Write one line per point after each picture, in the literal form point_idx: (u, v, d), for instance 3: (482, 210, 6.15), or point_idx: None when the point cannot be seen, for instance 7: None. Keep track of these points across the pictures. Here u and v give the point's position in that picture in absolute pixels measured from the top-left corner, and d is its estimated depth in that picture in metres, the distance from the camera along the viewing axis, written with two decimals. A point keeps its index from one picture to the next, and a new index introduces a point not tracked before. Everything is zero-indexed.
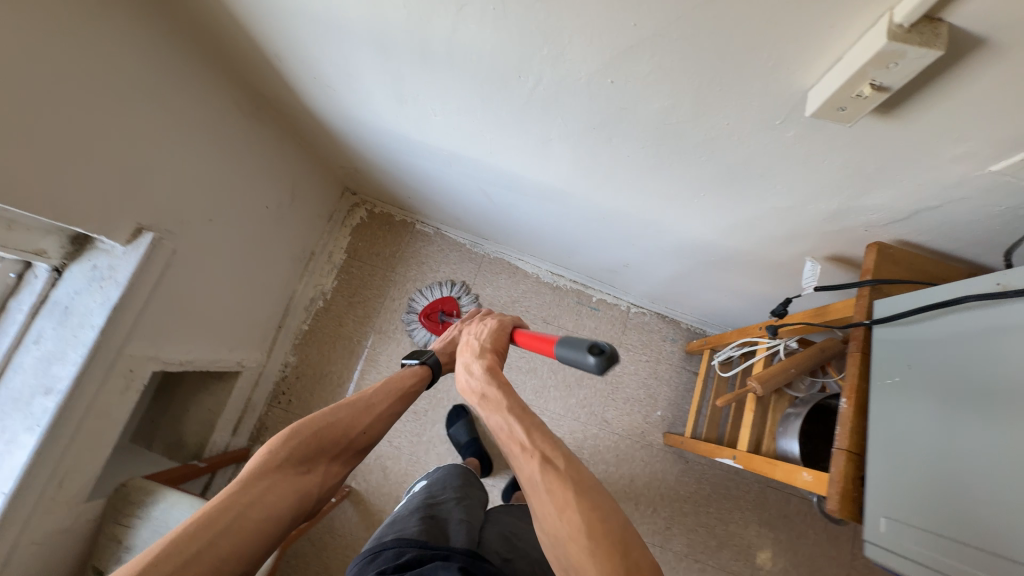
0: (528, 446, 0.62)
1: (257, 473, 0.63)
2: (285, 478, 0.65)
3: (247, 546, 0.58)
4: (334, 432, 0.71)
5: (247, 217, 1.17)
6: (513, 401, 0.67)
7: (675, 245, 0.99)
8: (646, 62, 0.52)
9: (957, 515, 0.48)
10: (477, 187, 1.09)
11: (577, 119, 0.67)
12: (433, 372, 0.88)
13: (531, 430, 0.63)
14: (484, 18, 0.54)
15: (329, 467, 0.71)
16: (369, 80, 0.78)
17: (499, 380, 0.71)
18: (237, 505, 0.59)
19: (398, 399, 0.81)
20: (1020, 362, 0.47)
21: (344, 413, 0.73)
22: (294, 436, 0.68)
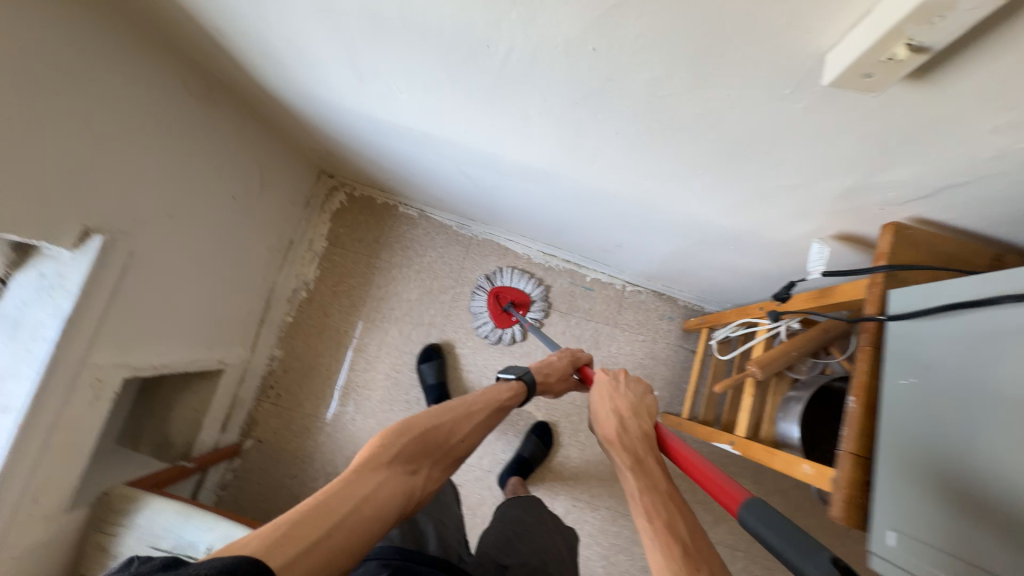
0: (692, 547, 0.55)
1: (368, 466, 0.66)
2: (394, 476, 0.67)
3: (357, 542, 0.59)
4: (439, 435, 0.74)
5: (214, 210, 1.09)
6: (670, 487, 0.64)
7: (671, 225, 0.92)
8: (631, 25, 0.44)
9: (970, 535, 0.45)
10: (457, 169, 1.01)
11: (556, 94, 0.59)
12: (528, 389, 0.91)
13: (695, 533, 0.57)
14: None
15: (431, 472, 0.72)
16: (323, 54, 0.69)
17: (658, 462, 0.70)
18: (352, 499, 0.61)
19: (493, 412, 0.84)
20: None
21: (447, 419, 0.76)
22: (401, 435, 0.70)
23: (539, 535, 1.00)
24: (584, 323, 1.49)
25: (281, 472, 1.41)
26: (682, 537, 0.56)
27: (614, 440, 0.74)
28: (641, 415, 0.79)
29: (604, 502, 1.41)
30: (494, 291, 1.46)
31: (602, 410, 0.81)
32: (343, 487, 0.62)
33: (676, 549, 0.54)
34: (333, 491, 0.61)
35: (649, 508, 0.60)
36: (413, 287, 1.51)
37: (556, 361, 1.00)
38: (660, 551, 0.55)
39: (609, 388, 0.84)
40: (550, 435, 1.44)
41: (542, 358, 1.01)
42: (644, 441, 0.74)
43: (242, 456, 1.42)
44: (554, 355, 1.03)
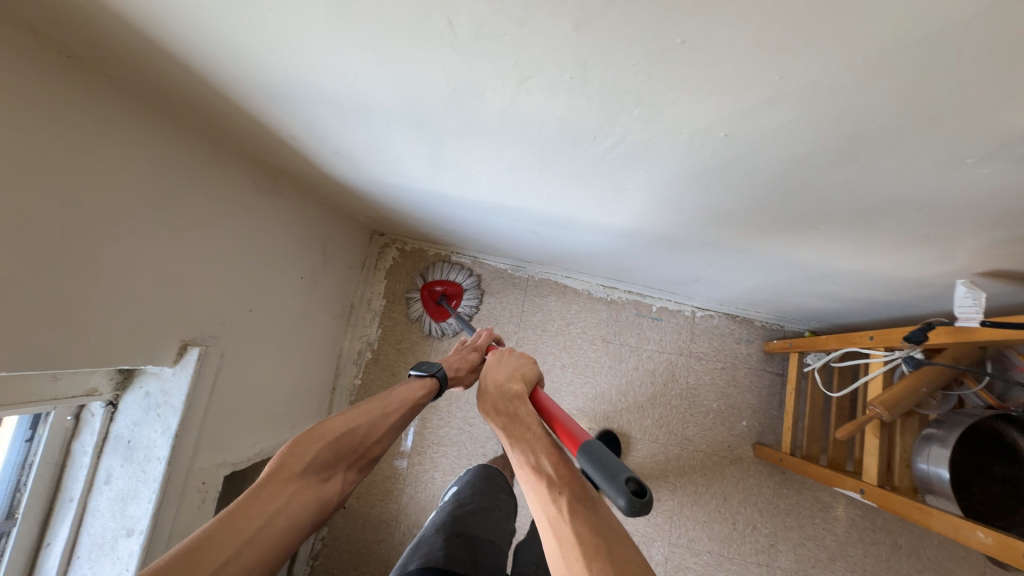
0: (558, 480, 0.53)
1: (277, 478, 0.60)
2: (306, 485, 0.63)
3: (271, 555, 0.56)
4: (353, 437, 0.69)
5: (286, 294, 1.10)
6: (536, 432, 0.62)
7: (768, 265, 0.85)
8: (783, 114, 0.39)
9: None
10: (526, 227, 0.99)
11: (664, 171, 0.55)
12: (443, 384, 0.84)
13: (561, 464, 0.56)
14: (556, 88, 0.42)
15: (345, 474, 0.69)
16: (402, 151, 0.67)
17: (528, 408, 0.68)
18: (263, 513, 0.56)
19: (412, 409, 0.79)
20: None
21: (363, 420, 0.71)
22: (314, 441, 0.65)
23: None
24: (656, 355, 1.42)
25: (369, 538, 1.40)
26: (548, 472, 0.55)
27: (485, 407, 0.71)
28: (516, 373, 0.76)
29: (704, 546, 1.31)
30: (426, 286, 1.48)
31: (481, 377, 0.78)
32: (249, 501, 0.57)
33: (542, 486, 0.53)
34: (240, 506, 0.55)
35: (522, 457, 0.59)
36: None
37: (466, 353, 0.96)
38: (535, 493, 0.53)
39: (493, 360, 0.82)
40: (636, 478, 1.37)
41: (450, 354, 0.97)
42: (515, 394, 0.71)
43: (329, 523, 1.42)
44: (462, 349, 0.98)
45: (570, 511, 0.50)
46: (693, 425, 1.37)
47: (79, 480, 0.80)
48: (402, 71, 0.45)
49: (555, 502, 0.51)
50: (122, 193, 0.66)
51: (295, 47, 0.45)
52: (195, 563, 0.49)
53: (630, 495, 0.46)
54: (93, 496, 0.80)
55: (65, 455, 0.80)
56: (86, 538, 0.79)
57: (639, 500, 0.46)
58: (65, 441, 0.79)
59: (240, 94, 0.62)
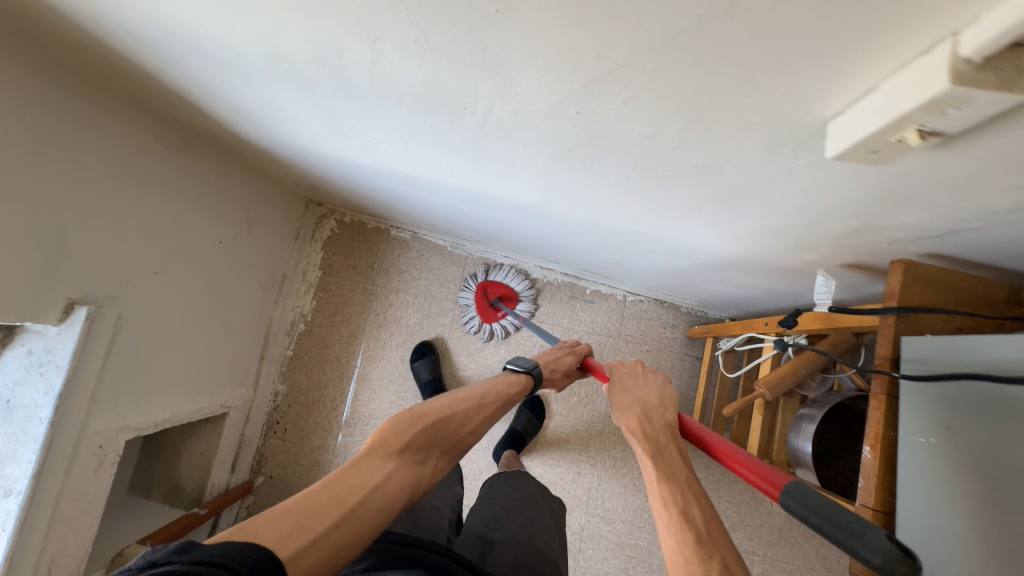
0: (705, 538, 0.53)
1: (379, 452, 0.64)
2: (404, 465, 0.66)
3: (369, 533, 0.57)
4: (449, 426, 0.74)
5: (201, 258, 1.07)
6: (690, 474, 0.61)
7: (670, 250, 0.89)
8: (616, 94, 0.41)
9: None
10: (447, 202, 0.99)
11: (542, 148, 0.56)
12: (534, 382, 0.93)
13: (710, 521, 0.55)
14: (407, 52, 0.42)
15: (438, 462, 0.72)
16: (295, 113, 0.65)
17: (677, 446, 0.67)
18: (366, 487, 0.59)
19: (500, 408, 0.84)
20: None
21: (461, 411, 0.77)
22: (412, 424, 0.69)
23: (528, 509, 1.03)
24: (587, 336, 1.47)
25: None
26: (698, 523, 0.54)
27: (634, 427, 0.70)
28: (665, 400, 0.76)
29: (618, 515, 1.39)
30: (481, 285, 1.46)
31: (621, 394, 0.78)
32: (352, 471, 0.60)
33: (690, 538, 0.53)
34: (345, 476, 0.59)
35: (668, 492, 0.59)
36: (412, 311, 1.49)
37: (562, 357, 1.02)
38: (678, 540, 0.53)
39: (631, 378, 0.82)
40: (560, 453, 1.42)
41: (547, 353, 1.02)
42: (666, 423, 0.71)
43: (254, 492, 1.42)
44: (558, 351, 1.05)
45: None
46: None
47: None
48: (255, 23, 0.44)
49: (706, 558, 0.51)
50: None
51: None
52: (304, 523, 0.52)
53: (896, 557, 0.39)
54: None
55: None
56: None
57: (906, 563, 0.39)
58: None
59: (110, 39, 0.58)
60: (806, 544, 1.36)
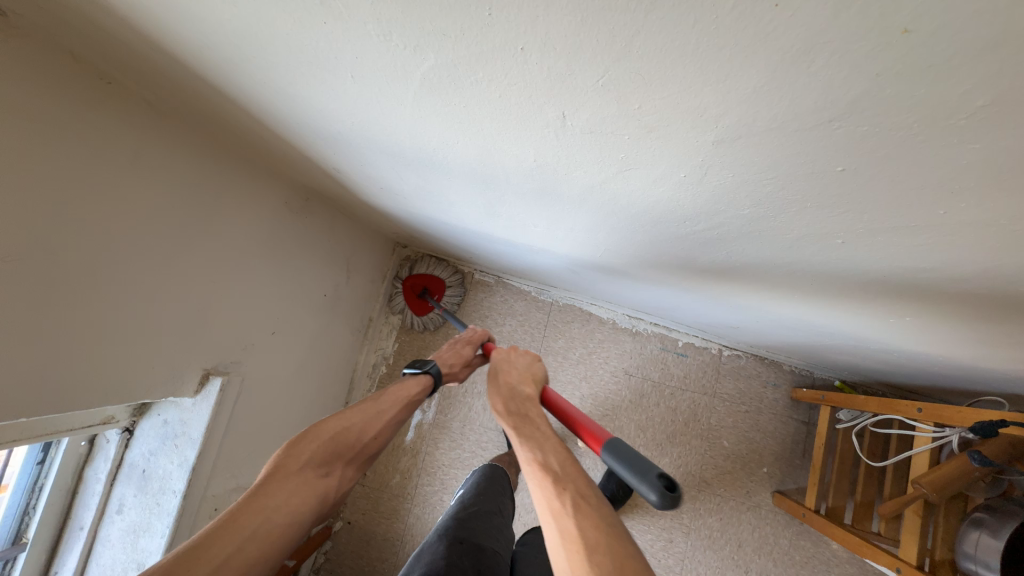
0: (561, 474, 0.53)
1: (276, 475, 0.60)
2: (308, 481, 0.62)
3: (275, 549, 0.55)
4: (349, 434, 0.69)
5: (307, 312, 1.06)
6: (545, 426, 0.62)
7: (823, 330, 0.81)
8: (930, 236, 0.34)
9: None
10: (564, 265, 0.94)
11: (755, 252, 0.50)
12: (437, 380, 0.86)
13: (567, 460, 0.55)
14: (661, 181, 0.38)
15: (345, 471, 0.68)
16: (455, 199, 0.63)
17: (535, 407, 0.68)
18: (266, 507, 0.56)
19: (406, 405, 0.79)
20: None
21: (358, 418, 0.71)
22: (308, 440, 0.65)
23: None
24: (679, 392, 1.38)
25: (373, 555, 1.38)
26: (553, 465, 0.54)
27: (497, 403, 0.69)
28: (526, 374, 0.76)
29: None
30: (408, 282, 1.42)
31: (490, 376, 0.77)
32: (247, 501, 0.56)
33: (546, 478, 0.53)
34: (240, 504, 0.55)
35: (525, 449, 0.58)
36: None
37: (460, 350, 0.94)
38: (537, 486, 0.53)
39: (501, 362, 0.80)
40: (650, 516, 1.33)
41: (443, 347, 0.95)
42: (524, 392, 0.71)
43: (333, 537, 1.40)
44: (454, 344, 0.97)
45: (575, 508, 0.49)
46: (711, 468, 1.34)
47: (91, 509, 0.77)
48: (484, 143, 0.40)
49: (560, 497, 0.50)
50: (150, 223, 0.62)
51: (363, 109, 0.40)
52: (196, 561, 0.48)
53: (663, 492, 0.47)
54: (103, 525, 0.77)
55: (77, 481, 0.77)
56: (94, 570, 0.76)
57: (670, 494, 0.47)
58: (78, 467, 0.76)
59: (286, 132, 0.57)
60: None
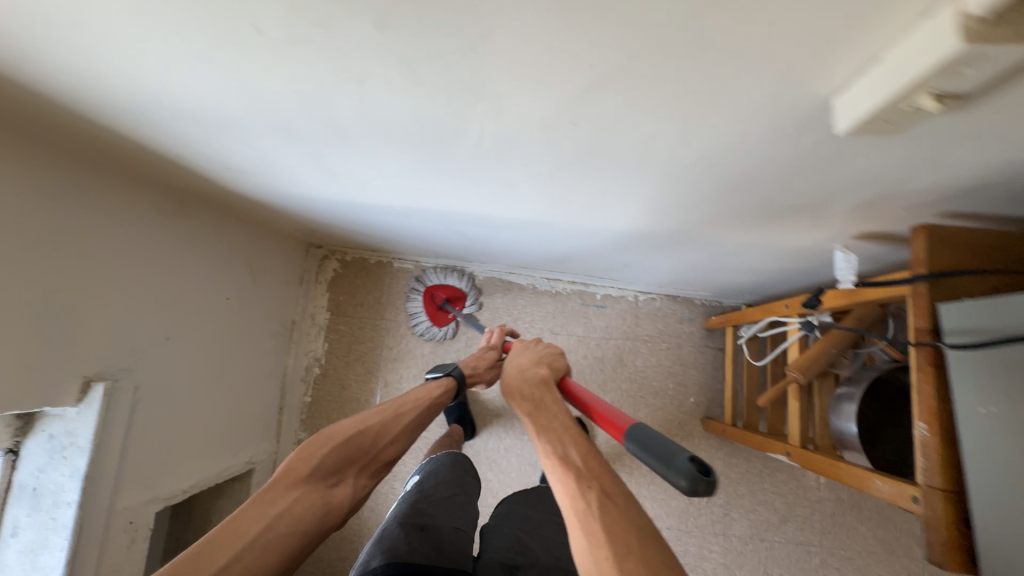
0: (583, 471, 0.53)
1: (284, 482, 0.61)
2: (317, 489, 0.63)
3: (277, 558, 0.55)
4: (365, 439, 0.71)
5: (210, 316, 1.06)
6: (565, 417, 0.62)
7: (677, 246, 0.88)
8: (613, 100, 0.40)
9: None
10: (444, 228, 0.98)
11: (539, 163, 0.56)
12: (458, 384, 0.91)
13: (587, 454, 0.55)
14: (394, 91, 0.42)
15: (357, 479, 0.68)
16: (289, 163, 0.66)
17: (554, 396, 0.68)
18: (270, 514, 0.57)
19: (425, 410, 0.81)
20: None
21: (374, 422, 0.73)
22: (324, 445, 0.67)
23: (551, 528, 1.00)
24: (604, 342, 1.44)
25: (332, 556, 1.37)
26: (576, 462, 0.54)
27: (512, 388, 0.70)
28: (545, 362, 0.76)
29: (664, 523, 1.33)
30: (427, 290, 1.45)
31: (506, 363, 0.79)
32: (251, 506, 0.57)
33: (570, 475, 0.53)
34: (244, 509, 0.56)
35: (547, 445, 0.58)
36: (425, 341, 1.48)
37: (484, 354, 1.02)
38: (560, 483, 0.53)
39: (520, 352, 0.82)
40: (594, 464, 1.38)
41: (470, 354, 1.03)
42: (541, 380, 0.71)
43: None
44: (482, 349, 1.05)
45: (598, 506, 0.49)
46: (644, 407, 1.40)
47: None
48: (244, 83, 0.44)
49: (584, 496, 0.50)
50: None
51: (120, 64, 0.43)
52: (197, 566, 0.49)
53: (695, 477, 0.46)
54: None
55: None
56: None
57: (703, 480, 0.46)
58: None
59: (100, 119, 0.59)
60: (863, 527, 1.31)
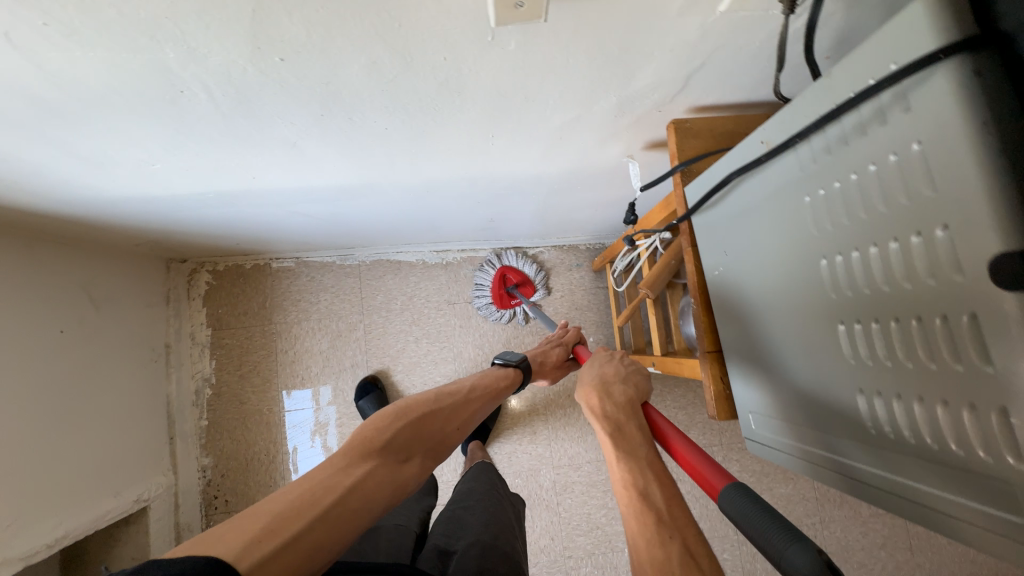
0: (667, 518, 0.47)
1: (359, 452, 0.59)
2: (386, 462, 0.60)
3: (346, 535, 0.51)
4: (431, 423, 0.69)
5: (40, 353, 0.94)
6: (650, 453, 0.54)
7: (515, 189, 0.89)
8: (294, 23, 0.39)
9: (783, 410, 0.44)
10: (285, 213, 0.93)
11: (294, 113, 0.53)
12: (522, 376, 0.88)
13: (674, 500, 0.49)
14: (56, 40, 0.38)
15: (423, 463, 0.65)
16: (37, 157, 0.58)
17: (639, 424, 0.59)
18: (341, 485, 0.53)
19: (488, 400, 0.79)
20: (766, 238, 0.41)
21: (440, 408, 0.71)
22: (394, 420, 0.65)
23: (493, 504, 0.90)
24: None
25: None
26: (659, 504, 0.48)
27: (595, 407, 0.62)
28: (630, 378, 0.67)
29: (585, 458, 1.37)
30: (501, 269, 1.39)
31: (586, 373, 0.70)
32: (329, 472, 0.55)
33: (651, 517, 0.47)
34: (324, 477, 0.53)
35: (627, 473, 0.52)
36: (321, 336, 1.42)
37: (548, 349, 0.95)
38: (638, 520, 0.47)
39: (604, 360, 0.73)
40: (512, 421, 1.39)
41: (535, 346, 0.96)
42: (627, 400, 0.62)
43: None
44: (546, 343, 0.98)
45: (683, 562, 0.43)
46: None
47: None
48: None
49: (666, 547, 0.44)
50: None
51: None
52: (277, 529, 0.46)
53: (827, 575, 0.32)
54: None
55: None
56: None
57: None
58: None
59: None
60: None
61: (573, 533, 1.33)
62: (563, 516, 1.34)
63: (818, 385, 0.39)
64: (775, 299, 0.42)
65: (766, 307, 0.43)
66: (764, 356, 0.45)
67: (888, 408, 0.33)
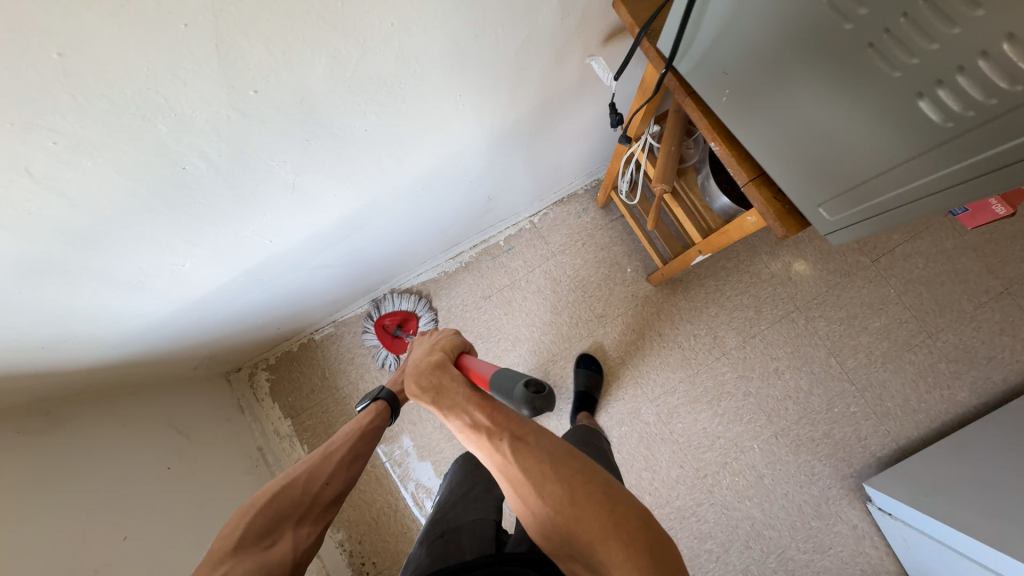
0: (494, 428, 0.53)
1: (208, 562, 0.53)
2: (247, 555, 0.54)
3: None
4: (296, 487, 0.63)
5: (159, 492, 0.99)
6: (468, 392, 0.58)
7: (499, 149, 0.89)
8: (254, 49, 0.41)
9: (844, 176, 0.47)
10: (306, 272, 0.96)
11: (281, 148, 0.55)
12: (390, 403, 0.84)
13: (498, 409, 0.55)
14: (70, 154, 0.41)
15: (299, 530, 0.60)
16: (87, 298, 0.62)
17: (455, 373, 0.62)
18: None
19: (361, 439, 0.75)
20: (757, 25, 0.43)
21: (299, 470, 0.65)
22: (247, 509, 0.58)
23: None
24: (531, 276, 1.44)
25: None
26: (487, 422, 0.54)
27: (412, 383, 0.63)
28: (440, 345, 0.68)
29: (675, 379, 1.34)
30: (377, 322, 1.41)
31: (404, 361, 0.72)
32: None
33: (484, 438, 0.53)
34: None
35: (456, 421, 0.56)
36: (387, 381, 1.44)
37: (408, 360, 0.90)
38: (479, 446, 0.54)
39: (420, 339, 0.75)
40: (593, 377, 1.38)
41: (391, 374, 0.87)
42: (438, 362, 0.64)
43: None
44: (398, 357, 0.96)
45: (513, 451, 0.52)
46: (598, 302, 1.41)
47: None
48: None
49: (499, 448, 0.52)
50: None
51: None
52: None
53: (531, 398, 0.50)
54: None
55: None
56: None
57: (539, 397, 0.50)
58: None
59: None
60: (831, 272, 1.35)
61: (699, 453, 1.30)
62: (682, 442, 1.31)
63: (871, 125, 0.41)
64: (798, 70, 0.43)
65: (794, 92, 0.45)
66: (806, 136, 0.47)
67: (947, 91, 0.34)
